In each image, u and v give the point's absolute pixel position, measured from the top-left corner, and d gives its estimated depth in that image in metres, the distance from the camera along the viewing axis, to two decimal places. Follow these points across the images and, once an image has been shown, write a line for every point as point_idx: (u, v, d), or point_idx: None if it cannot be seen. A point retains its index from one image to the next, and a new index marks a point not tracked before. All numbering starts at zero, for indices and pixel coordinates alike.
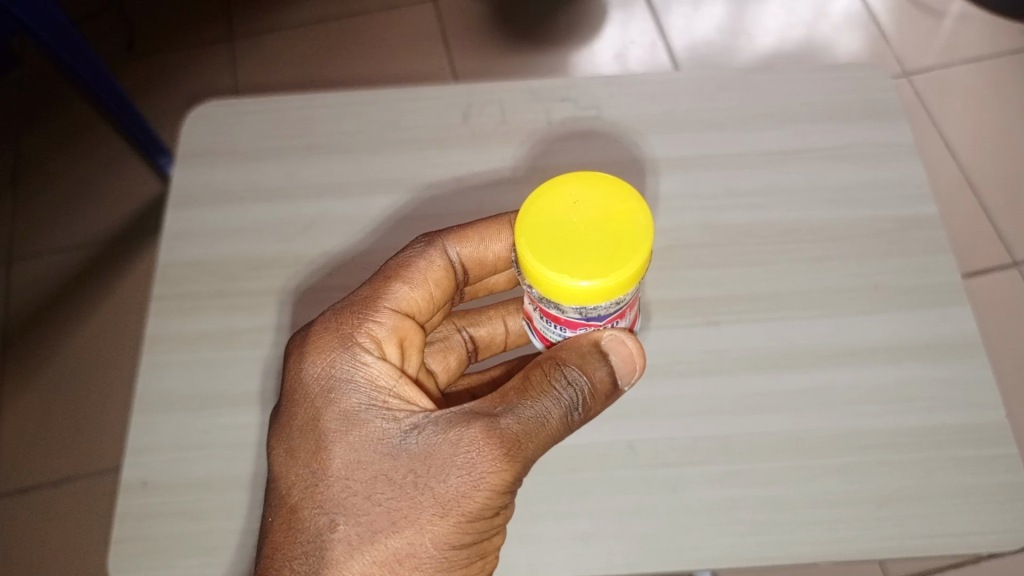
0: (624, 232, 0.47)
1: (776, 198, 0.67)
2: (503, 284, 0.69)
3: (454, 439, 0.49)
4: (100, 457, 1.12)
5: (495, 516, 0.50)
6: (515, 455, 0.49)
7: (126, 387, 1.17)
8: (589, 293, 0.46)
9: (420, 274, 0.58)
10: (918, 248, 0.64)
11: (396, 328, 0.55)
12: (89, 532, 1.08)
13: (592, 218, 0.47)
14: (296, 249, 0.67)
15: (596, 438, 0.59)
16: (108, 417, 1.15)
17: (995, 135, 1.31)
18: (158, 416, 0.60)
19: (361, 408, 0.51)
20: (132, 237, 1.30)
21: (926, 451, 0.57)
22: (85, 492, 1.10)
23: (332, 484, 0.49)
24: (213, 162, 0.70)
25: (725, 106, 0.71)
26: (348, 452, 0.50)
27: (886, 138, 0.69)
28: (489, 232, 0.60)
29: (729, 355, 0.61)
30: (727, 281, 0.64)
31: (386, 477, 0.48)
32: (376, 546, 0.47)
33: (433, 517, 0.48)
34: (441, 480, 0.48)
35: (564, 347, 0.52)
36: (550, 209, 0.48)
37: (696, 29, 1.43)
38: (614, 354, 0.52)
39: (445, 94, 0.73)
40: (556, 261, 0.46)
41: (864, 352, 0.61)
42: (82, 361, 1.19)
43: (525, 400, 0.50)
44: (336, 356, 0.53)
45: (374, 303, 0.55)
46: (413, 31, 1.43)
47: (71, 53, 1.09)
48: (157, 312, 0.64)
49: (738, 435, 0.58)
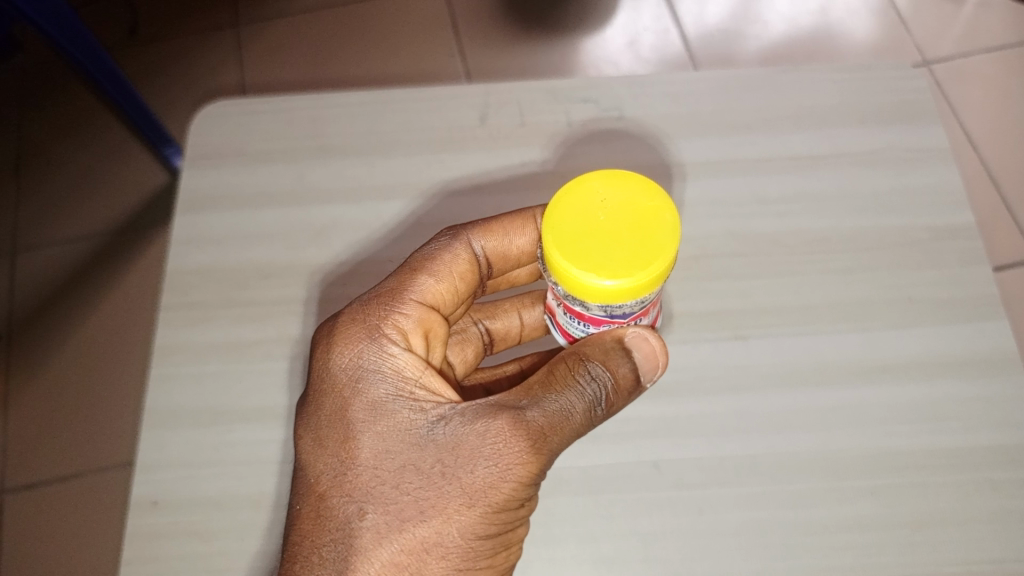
0: (651, 232, 0.45)
1: (804, 206, 0.64)
2: (524, 277, 0.66)
3: (481, 430, 0.47)
4: (108, 454, 1.11)
5: (520, 508, 0.49)
6: (540, 448, 0.47)
7: (132, 383, 1.16)
8: (613, 293, 0.44)
9: (444, 267, 0.56)
10: (953, 259, 0.62)
11: (422, 320, 0.53)
12: (99, 528, 1.07)
13: (620, 216, 0.45)
14: (308, 256, 0.65)
15: (620, 457, 0.57)
16: (116, 413, 1.14)
17: (1018, 126, 1.28)
18: (168, 431, 0.59)
19: (388, 399, 0.49)
20: (137, 227, 1.28)
21: (962, 473, 0.55)
22: (94, 490, 1.09)
23: (361, 473, 0.47)
24: (221, 165, 0.68)
25: (749, 107, 0.68)
26: (376, 441, 0.48)
27: (918, 141, 0.67)
28: (514, 226, 0.58)
29: (757, 370, 0.59)
30: (755, 293, 0.61)
31: (414, 467, 0.47)
32: (404, 534, 0.46)
33: (460, 507, 0.46)
34: (468, 470, 0.46)
35: (586, 343, 0.51)
36: (577, 206, 0.46)
37: (710, 15, 1.39)
38: (636, 351, 0.50)
39: (462, 93, 0.70)
40: (584, 258, 0.44)
41: (898, 368, 0.58)
42: (90, 353, 1.18)
43: (551, 393, 0.49)
44: (364, 347, 0.51)
45: (399, 295, 0.54)
46: (422, 18, 1.40)
47: (77, 46, 1.07)
48: (165, 322, 0.62)
49: (767, 453, 0.56)
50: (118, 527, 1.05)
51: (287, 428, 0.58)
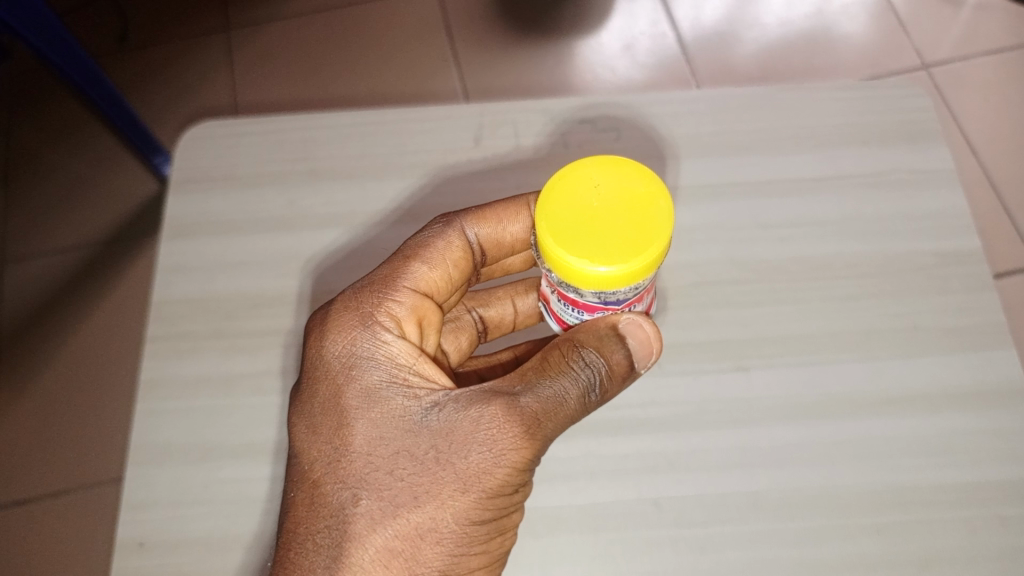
0: (646, 218, 0.44)
1: (807, 230, 0.63)
2: (518, 264, 0.65)
3: (475, 416, 0.47)
4: (98, 469, 1.09)
5: (516, 493, 0.49)
6: (534, 434, 0.47)
7: (122, 396, 1.14)
8: (608, 280, 0.43)
9: (438, 255, 0.55)
10: (959, 285, 0.60)
11: (416, 307, 0.53)
12: (90, 544, 1.05)
13: (615, 203, 0.44)
14: (298, 284, 0.63)
15: (620, 494, 0.55)
16: (106, 426, 1.12)
17: (1017, 131, 1.26)
18: (155, 469, 0.57)
19: (382, 385, 0.49)
20: (127, 237, 1.26)
21: (970, 509, 0.54)
22: (85, 506, 1.07)
23: (355, 459, 0.47)
24: (209, 189, 0.66)
25: (750, 128, 0.67)
26: (370, 428, 0.48)
27: (922, 163, 0.65)
28: (507, 213, 0.58)
29: (759, 404, 0.57)
30: (757, 322, 0.60)
31: (408, 452, 0.47)
32: (398, 520, 0.46)
33: (455, 493, 0.46)
34: (462, 456, 0.47)
35: (581, 330, 0.50)
36: (572, 193, 0.45)
37: (707, 19, 1.37)
38: (631, 338, 0.49)
39: (455, 113, 0.69)
40: (579, 246, 0.43)
41: (903, 401, 0.57)
42: (79, 366, 1.16)
43: (544, 379, 0.48)
44: (357, 334, 0.51)
45: (393, 282, 0.53)
46: (415, 22, 1.38)
47: (62, 55, 1.04)
48: (152, 354, 0.60)
49: (769, 490, 0.55)
50: (110, 544, 1.04)
51: (277, 464, 0.57)
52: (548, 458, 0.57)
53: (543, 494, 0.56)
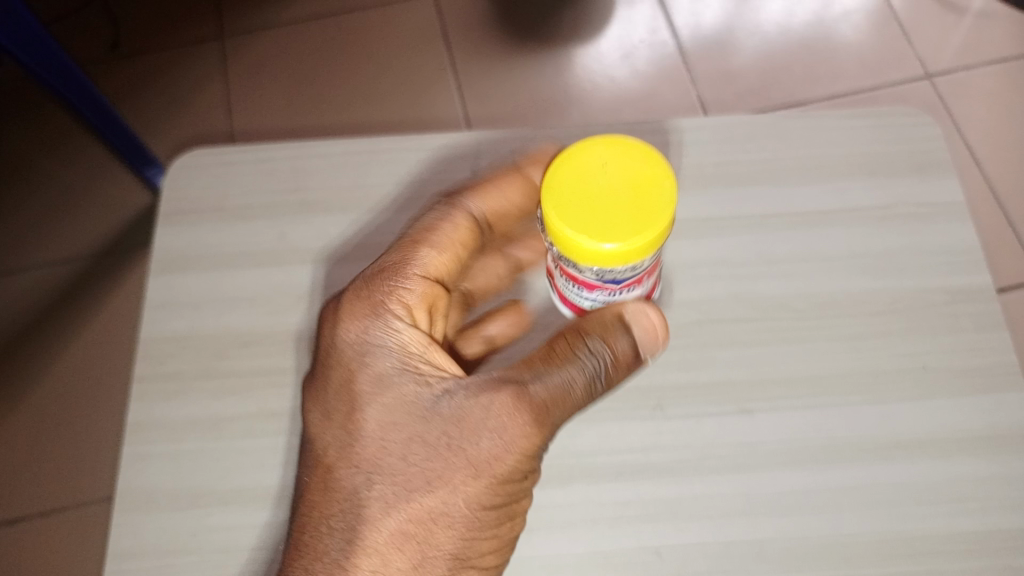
0: (649, 200, 0.43)
1: (813, 266, 0.61)
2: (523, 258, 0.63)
3: (485, 403, 0.48)
4: (88, 487, 1.07)
5: (526, 479, 0.49)
6: (543, 421, 0.48)
7: (112, 412, 1.12)
8: (606, 258, 0.43)
9: (445, 238, 0.55)
10: (969, 323, 0.59)
11: (426, 294, 0.53)
12: (82, 564, 1.03)
13: (617, 185, 0.44)
14: (291, 322, 0.61)
15: (622, 544, 0.53)
16: (97, 444, 1.10)
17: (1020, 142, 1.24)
18: (141, 516, 0.55)
19: (394, 372, 0.49)
20: (119, 251, 1.22)
21: (981, 559, 0.52)
22: (75, 525, 1.05)
23: (368, 445, 0.48)
24: (198, 221, 0.65)
25: (753, 158, 0.65)
26: (382, 414, 0.48)
27: (932, 195, 0.63)
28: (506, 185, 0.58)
29: (764, 448, 0.55)
30: (762, 362, 0.58)
31: (420, 439, 0.48)
32: (410, 504, 0.47)
33: (465, 478, 0.47)
34: (473, 443, 0.47)
35: (587, 319, 0.50)
36: (577, 171, 0.44)
37: (707, 27, 1.35)
38: (636, 325, 0.50)
39: (452, 141, 0.67)
40: (581, 224, 0.43)
41: (912, 445, 0.55)
42: (69, 382, 1.14)
43: (552, 366, 0.48)
44: (369, 323, 0.51)
45: (402, 270, 0.53)
46: (411, 30, 1.35)
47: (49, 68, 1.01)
48: (138, 395, 0.59)
49: (774, 539, 0.53)
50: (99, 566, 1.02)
51: (267, 511, 0.55)
52: (546, 504, 0.54)
53: (541, 543, 0.53)
